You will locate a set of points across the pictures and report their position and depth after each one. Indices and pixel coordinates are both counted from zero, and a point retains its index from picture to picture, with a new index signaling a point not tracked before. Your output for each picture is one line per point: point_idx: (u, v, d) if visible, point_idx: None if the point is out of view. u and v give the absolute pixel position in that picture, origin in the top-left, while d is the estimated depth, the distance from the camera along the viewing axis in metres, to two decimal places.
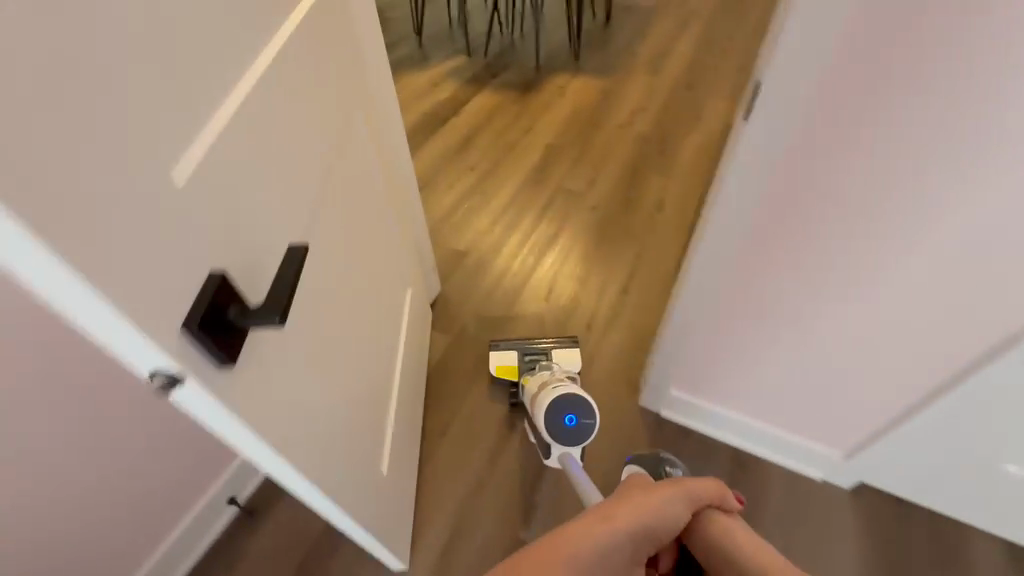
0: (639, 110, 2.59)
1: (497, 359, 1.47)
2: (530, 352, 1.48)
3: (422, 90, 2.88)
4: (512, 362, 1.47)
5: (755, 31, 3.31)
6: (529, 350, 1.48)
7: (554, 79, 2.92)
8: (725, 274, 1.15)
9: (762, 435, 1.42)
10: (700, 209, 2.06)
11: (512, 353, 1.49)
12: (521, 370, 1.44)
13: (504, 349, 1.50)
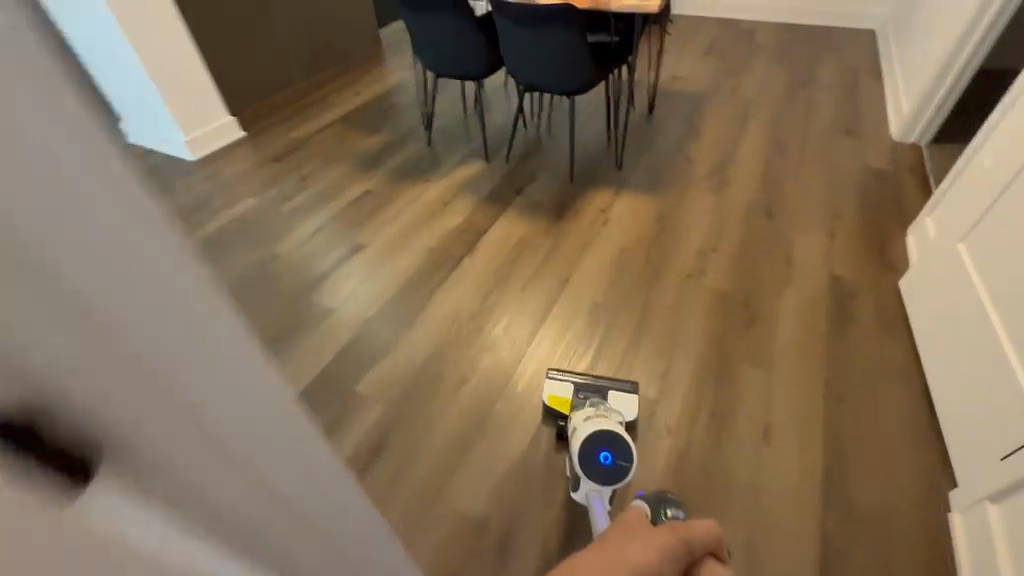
0: (709, 249, 2.00)
1: (551, 389, 1.50)
2: (587, 388, 1.49)
3: (430, 211, 2.33)
4: (566, 394, 1.49)
5: (830, 129, 2.75)
6: (587, 385, 1.49)
7: (594, 195, 2.35)
8: None
9: None
10: (828, 431, 1.41)
11: (566, 385, 1.50)
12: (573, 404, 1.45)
13: (561, 381, 1.51)
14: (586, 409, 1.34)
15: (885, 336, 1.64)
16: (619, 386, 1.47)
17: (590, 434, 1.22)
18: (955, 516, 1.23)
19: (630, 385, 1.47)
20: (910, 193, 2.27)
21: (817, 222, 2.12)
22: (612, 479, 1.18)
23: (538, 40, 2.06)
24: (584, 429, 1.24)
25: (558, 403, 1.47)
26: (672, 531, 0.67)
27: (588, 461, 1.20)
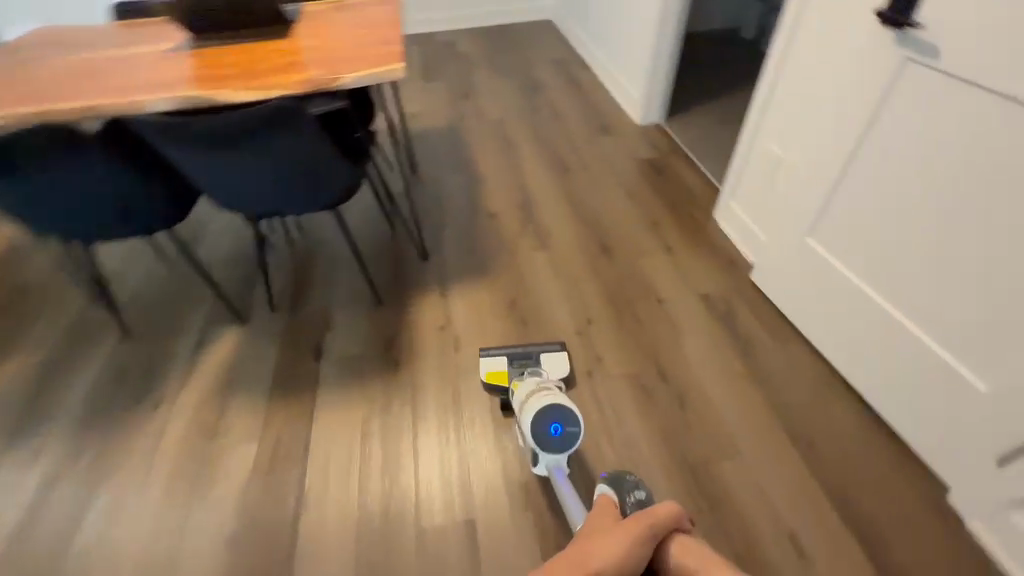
0: (587, 325, 1.69)
1: (487, 366, 1.48)
2: (519, 356, 1.50)
3: (197, 459, 1.41)
4: (502, 366, 1.48)
5: (587, 130, 2.74)
6: (519, 354, 1.50)
7: (419, 309, 1.77)
8: None
9: None
10: (836, 499, 1.24)
11: (502, 359, 1.48)
12: (511, 376, 1.44)
13: (495, 356, 1.49)
14: (529, 378, 1.30)
15: (787, 343, 1.59)
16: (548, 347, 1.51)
17: (536, 409, 1.14)
18: (974, 523, 1.18)
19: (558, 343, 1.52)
20: (689, 173, 2.36)
21: (649, 239, 2.02)
22: (565, 449, 1.14)
23: (256, 156, 1.31)
24: (529, 405, 1.16)
25: (496, 377, 1.46)
26: (639, 521, 0.75)
27: (539, 437, 1.13)
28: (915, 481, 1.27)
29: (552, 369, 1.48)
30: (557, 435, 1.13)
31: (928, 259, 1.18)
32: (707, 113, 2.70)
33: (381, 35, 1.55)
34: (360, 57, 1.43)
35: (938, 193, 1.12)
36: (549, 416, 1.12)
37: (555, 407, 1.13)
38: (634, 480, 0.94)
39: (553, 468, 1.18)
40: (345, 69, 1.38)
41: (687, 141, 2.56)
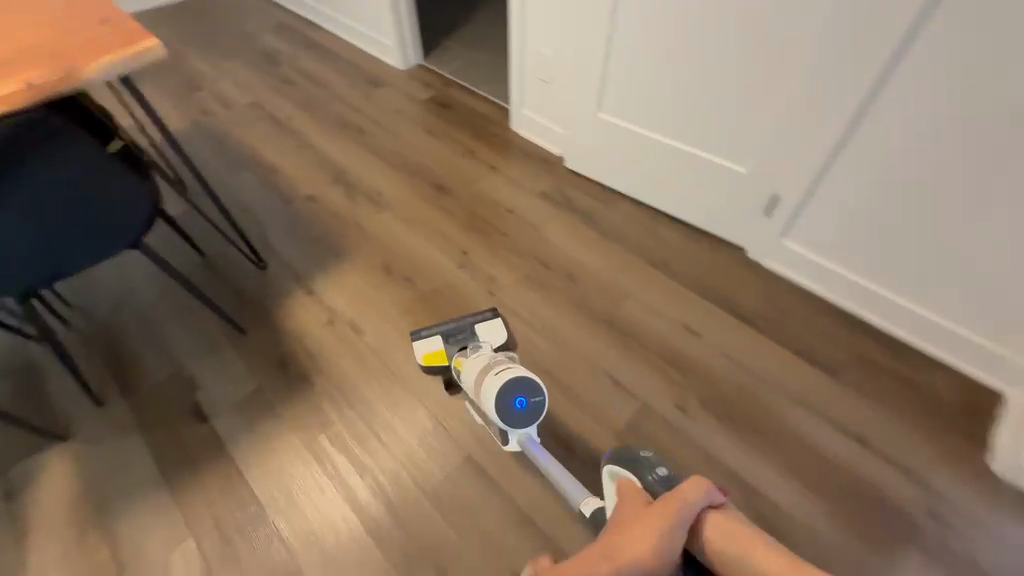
0: (466, 256, 1.77)
1: (423, 349, 1.35)
2: (454, 333, 1.36)
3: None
4: (439, 346, 1.35)
5: (358, 87, 2.62)
6: (455, 331, 1.36)
7: (293, 315, 1.59)
8: None
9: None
10: (696, 287, 1.66)
11: (437, 339, 1.35)
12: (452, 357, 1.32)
13: (427, 337, 1.35)
14: (476, 356, 1.23)
15: (615, 203, 1.95)
16: (483, 314, 1.39)
17: (497, 392, 1.08)
18: (768, 263, 1.69)
19: (494, 310, 1.41)
20: (473, 99, 2.51)
21: (473, 166, 2.14)
22: (534, 422, 1.10)
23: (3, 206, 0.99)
24: (489, 388, 1.09)
25: (434, 359, 1.33)
26: (669, 516, 0.80)
27: (505, 417, 1.08)
28: (728, 251, 1.76)
29: (491, 338, 1.35)
30: (524, 409, 1.08)
31: (672, 93, 1.61)
32: (459, 43, 2.84)
33: (96, 12, 1.18)
34: (88, 46, 1.09)
35: (659, 42, 1.54)
36: (513, 391, 1.07)
37: (516, 384, 1.07)
38: (655, 463, 1.00)
39: (525, 440, 1.17)
40: (81, 59, 1.06)
41: (456, 72, 2.68)
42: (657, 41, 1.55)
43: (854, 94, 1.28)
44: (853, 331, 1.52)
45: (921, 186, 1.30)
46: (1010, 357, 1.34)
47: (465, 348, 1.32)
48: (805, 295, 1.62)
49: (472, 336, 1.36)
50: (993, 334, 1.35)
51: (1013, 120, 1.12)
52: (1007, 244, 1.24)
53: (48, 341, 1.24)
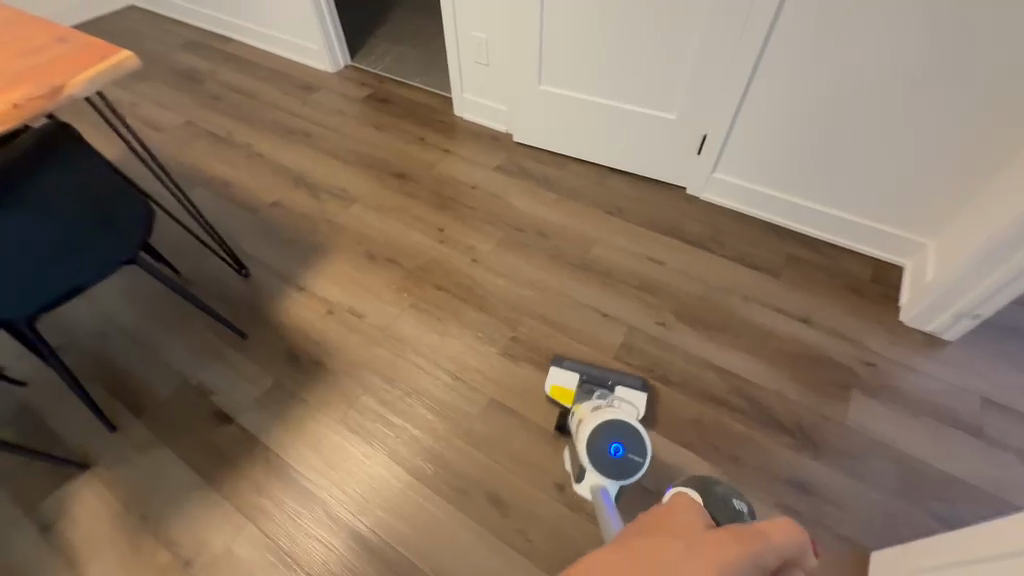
0: (443, 233, 1.89)
1: (555, 377, 1.42)
2: (592, 379, 1.42)
3: None
4: (572, 386, 1.40)
5: (293, 93, 2.62)
6: (593, 377, 1.42)
7: (290, 315, 1.64)
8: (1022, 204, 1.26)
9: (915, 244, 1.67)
10: (652, 225, 1.88)
11: (573, 376, 1.41)
12: (577, 398, 1.36)
13: (567, 372, 1.42)
14: (598, 399, 1.28)
15: (566, 166, 2.15)
16: (630, 380, 1.42)
17: (597, 424, 1.12)
18: (703, 195, 1.96)
19: (642, 380, 1.41)
20: (413, 91, 2.60)
21: (429, 152, 2.24)
22: (619, 476, 1.08)
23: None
24: (592, 420, 1.15)
25: (561, 395, 1.38)
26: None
27: (595, 453, 1.10)
28: (671, 192, 2.01)
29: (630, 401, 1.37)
30: (617, 455, 1.09)
31: (599, 57, 1.84)
32: (387, 41, 2.91)
33: (41, 36, 1.14)
34: (46, 70, 1.06)
35: (577, 13, 1.76)
36: (615, 431, 1.10)
37: (618, 426, 1.11)
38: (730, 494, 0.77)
39: (597, 487, 1.08)
40: (47, 76, 1.04)
41: (390, 68, 2.75)
42: (576, 14, 1.77)
43: (749, 41, 1.55)
44: (782, 238, 1.82)
45: (812, 110, 1.60)
46: (902, 235, 1.67)
47: (592, 394, 1.35)
48: (739, 218, 1.90)
49: (606, 387, 1.40)
50: (886, 219, 1.68)
51: (868, 45, 1.42)
52: (882, 145, 1.56)
53: (60, 370, 1.24)
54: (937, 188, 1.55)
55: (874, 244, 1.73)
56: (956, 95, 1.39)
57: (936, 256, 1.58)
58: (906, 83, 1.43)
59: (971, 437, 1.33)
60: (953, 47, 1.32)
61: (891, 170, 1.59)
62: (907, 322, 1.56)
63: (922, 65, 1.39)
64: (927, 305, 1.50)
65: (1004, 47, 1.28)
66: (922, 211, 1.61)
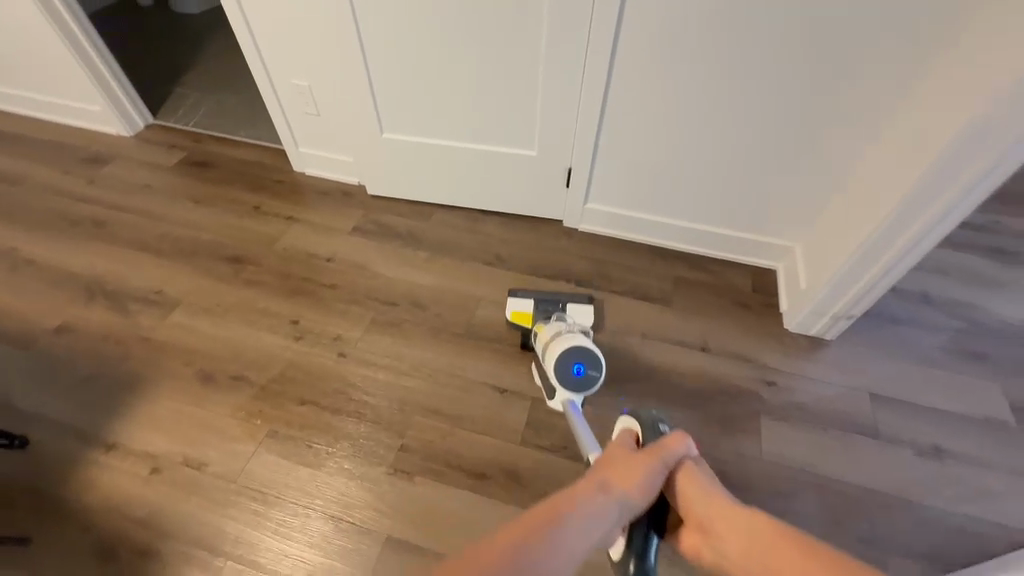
0: (298, 325, 1.57)
1: (513, 307, 1.50)
2: (546, 301, 1.50)
3: None
4: (530, 310, 1.49)
5: (76, 171, 2.08)
6: (547, 299, 1.50)
7: (96, 489, 1.23)
8: (873, 219, 1.29)
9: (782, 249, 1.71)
10: (534, 270, 1.74)
11: (529, 301, 1.50)
12: (535, 322, 1.45)
13: (524, 299, 1.51)
14: (552, 322, 1.36)
15: (433, 215, 1.92)
16: (579, 299, 1.52)
17: (561, 351, 1.23)
18: (580, 226, 1.86)
19: (586, 297, 1.51)
20: (238, 148, 2.20)
21: (268, 223, 1.89)
22: (586, 389, 1.24)
23: None
24: (555, 347, 1.25)
25: (521, 319, 1.48)
26: (652, 453, 0.86)
27: (563, 376, 1.22)
28: (548, 227, 1.88)
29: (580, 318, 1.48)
30: (580, 374, 1.22)
31: (440, 99, 1.64)
32: (198, 91, 2.46)
33: None
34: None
35: (406, 54, 1.54)
36: (577, 355, 1.22)
37: (580, 351, 1.22)
38: (657, 419, 0.92)
39: (567, 401, 1.24)
40: None
41: (207, 122, 2.31)
42: (402, 55, 1.55)
43: (595, 70, 1.43)
44: (665, 261, 1.77)
45: (670, 134, 1.54)
46: (770, 242, 1.69)
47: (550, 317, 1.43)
48: (621, 244, 1.82)
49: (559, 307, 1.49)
50: (754, 227, 1.69)
51: (709, 67, 1.37)
52: (739, 160, 1.54)
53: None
54: (792, 196, 1.56)
55: (747, 254, 1.74)
56: (795, 111, 1.39)
57: (802, 260, 1.62)
58: (753, 106, 1.41)
59: (870, 440, 1.36)
60: (788, 72, 1.32)
61: (750, 186, 1.58)
62: (791, 331, 1.58)
63: (760, 83, 1.36)
64: (805, 313, 1.52)
65: (830, 61, 1.27)
66: (782, 220, 1.63)
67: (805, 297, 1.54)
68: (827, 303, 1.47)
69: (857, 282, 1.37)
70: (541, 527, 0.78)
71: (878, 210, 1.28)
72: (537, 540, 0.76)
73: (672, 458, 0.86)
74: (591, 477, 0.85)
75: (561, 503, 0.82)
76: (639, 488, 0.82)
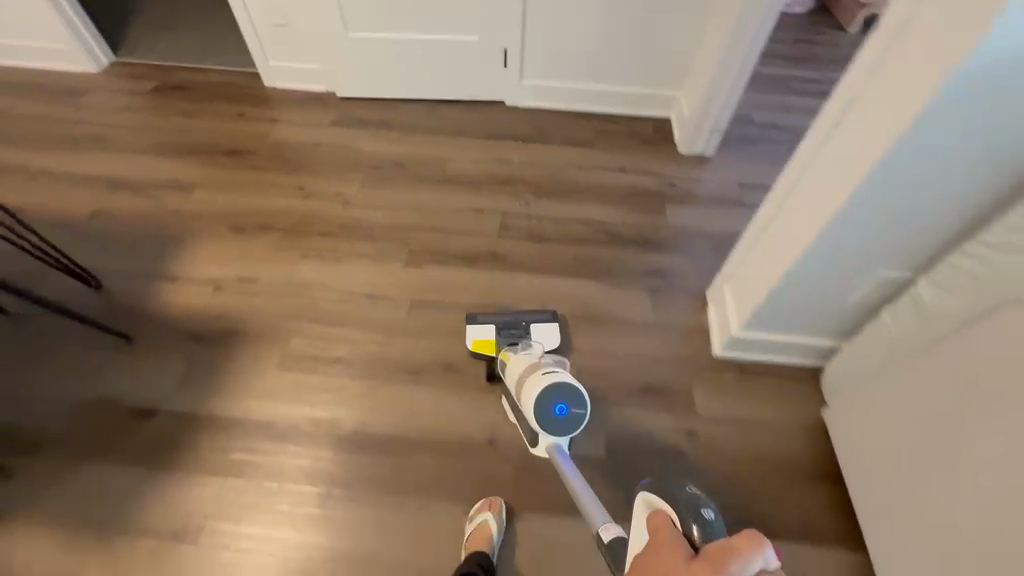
0: (305, 189, 1.92)
1: (474, 333, 1.43)
2: (507, 325, 1.45)
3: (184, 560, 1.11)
4: (491, 336, 1.43)
5: (55, 104, 2.25)
6: (508, 324, 1.45)
7: (173, 303, 1.55)
8: (722, 48, 1.84)
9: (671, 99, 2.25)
10: (488, 135, 2.17)
11: (489, 327, 1.44)
12: (499, 344, 1.39)
13: (485, 325, 1.45)
14: (521, 352, 1.25)
15: (397, 108, 2.30)
16: (542, 317, 1.47)
17: (540, 390, 1.05)
18: (519, 102, 2.31)
19: (549, 313, 1.49)
20: (207, 74, 2.44)
21: (254, 126, 2.18)
22: (570, 431, 1.07)
23: None
24: (533, 384, 1.08)
25: (483, 346, 1.41)
26: (707, 570, 0.44)
27: (545, 422, 1.05)
28: (494, 107, 2.31)
29: (544, 338, 1.43)
30: (564, 416, 1.05)
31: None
32: (151, 30, 2.63)
33: None
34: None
35: None
36: (555, 394, 1.04)
37: (560, 388, 1.05)
38: (697, 499, 0.62)
39: (554, 449, 1.11)
40: None
41: (169, 55, 2.51)
42: None
43: None
44: (589, 120, 2.27)
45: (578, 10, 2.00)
46: (662, 94, 2.23)
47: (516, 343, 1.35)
48: (553, 113, 2.30)
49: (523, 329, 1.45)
50: (650, 83, 2.21)
51: None
52: (631, 26, 2.03)
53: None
54: (672, 52, 2.09)
55: (647, 107, 2.27)
56: None
57: (685, 102, 2.17)
58: None
59: (739, 208, 1.93)
60: None
61: (641, 48, 2.10)
62: (684, 153, 2.13)
63: None
64: (691, 135, 2.07)
65: None
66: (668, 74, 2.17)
67: (689, 125, 2.09)
68: (704, 123, 2.03)
69: (719, 100, 1.93)
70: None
71: (724, 41, 1.83)
72: None
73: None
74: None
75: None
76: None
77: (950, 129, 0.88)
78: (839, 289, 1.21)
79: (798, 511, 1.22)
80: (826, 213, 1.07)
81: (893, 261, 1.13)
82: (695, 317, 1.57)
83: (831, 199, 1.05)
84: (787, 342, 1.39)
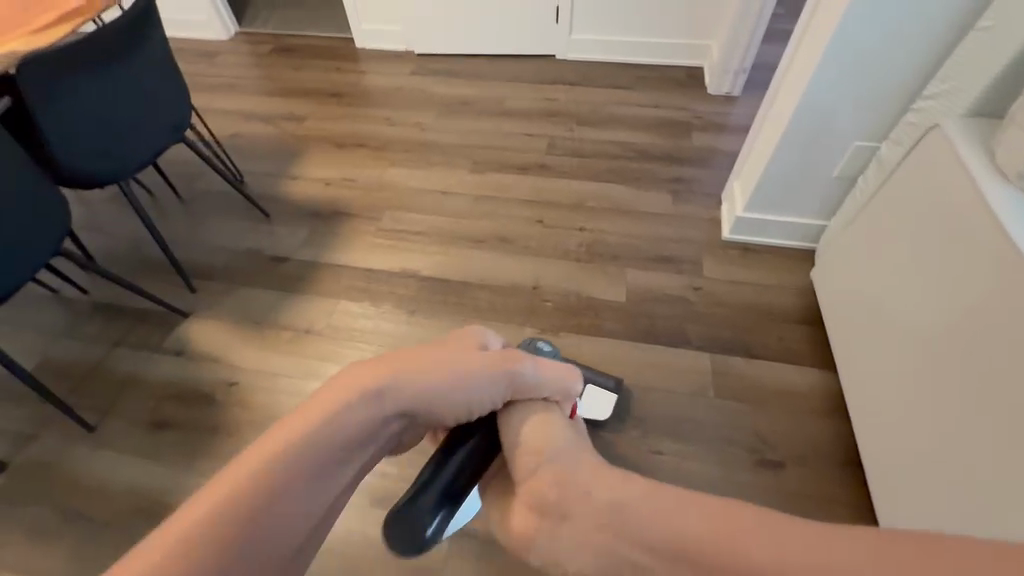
0: (390, 119, 2.37)
1: None
2: None
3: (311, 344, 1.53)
4: None
5: (197, 62, 2.84)
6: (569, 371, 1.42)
7: (294, 193, 2.02)
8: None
9: (703, 48, 2.53)
10: (539, 81, 2.55)
11: None
12: None
13: None
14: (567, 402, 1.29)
15: (463, 61, 2.72)
16: (605, 381, 1.40)
17: None
18: (567, 55, 2.67)
19: (615, 380, 1.41)
20: (310, 38, 2.96)
21: (349, 75, 2.67)
22: None
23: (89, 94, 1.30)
24: None
25: None
26: (500, 360, 0.58)
27: None
28: (546, 59, 2.68)
29: (595, 405, 1.37)
30: None
31: None
32: (265, 6, 3.21)
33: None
34: (61, 25, 1.36)
35: None
36: None
37: None
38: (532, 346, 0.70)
39: None
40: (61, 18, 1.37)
41: (279, 25, 3.07)
42: None
43: None
44: (629, 68, 2.59)
45: None
46: (695, 44, 2.51)
47: None
48: (596, 63, 2.64)
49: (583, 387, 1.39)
50: (685, 35, 2.50)
51: None
52: None
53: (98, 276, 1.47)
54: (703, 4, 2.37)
55: (681, 57, 2.56)
56: None
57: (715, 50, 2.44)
58: None
59: None
60: None
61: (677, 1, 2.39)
62: (711, 93, 2.41)
63: None
64: (717, 77, 2.35)
65: None
66: (701, 26, 2.45)
67: (716, 68, 2.37)
68: (729, 66, 2.30)
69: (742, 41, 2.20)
70: (271, 462, 0.46)
71: None
72: (361, 403, 0.52)
73: (522, 377, 0.58)
74: (380, 367, 0.54)
75: (394, 370, 0.54)
76: (441, 404, 0.55)
77: (880, 6, 1.15)
78: (822, 164, 1.48)
79: (783, 341, 1.50)
80: (796, 99, 1.36)
81: (862, 133, 1.39)
82: (710, 211, 1.87)
83: (802, 81, 1.34)
84: (784, 222, 1.66)
